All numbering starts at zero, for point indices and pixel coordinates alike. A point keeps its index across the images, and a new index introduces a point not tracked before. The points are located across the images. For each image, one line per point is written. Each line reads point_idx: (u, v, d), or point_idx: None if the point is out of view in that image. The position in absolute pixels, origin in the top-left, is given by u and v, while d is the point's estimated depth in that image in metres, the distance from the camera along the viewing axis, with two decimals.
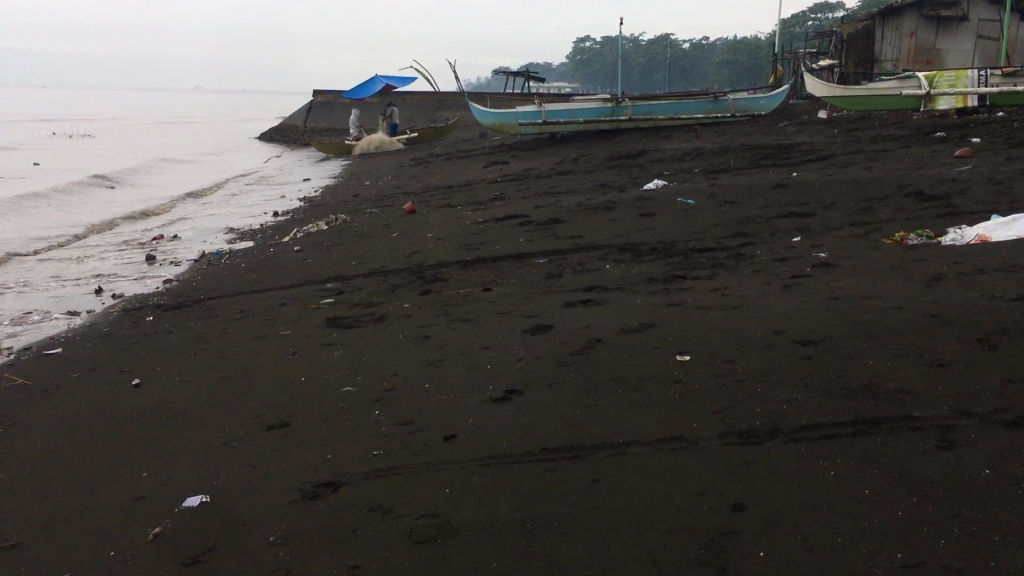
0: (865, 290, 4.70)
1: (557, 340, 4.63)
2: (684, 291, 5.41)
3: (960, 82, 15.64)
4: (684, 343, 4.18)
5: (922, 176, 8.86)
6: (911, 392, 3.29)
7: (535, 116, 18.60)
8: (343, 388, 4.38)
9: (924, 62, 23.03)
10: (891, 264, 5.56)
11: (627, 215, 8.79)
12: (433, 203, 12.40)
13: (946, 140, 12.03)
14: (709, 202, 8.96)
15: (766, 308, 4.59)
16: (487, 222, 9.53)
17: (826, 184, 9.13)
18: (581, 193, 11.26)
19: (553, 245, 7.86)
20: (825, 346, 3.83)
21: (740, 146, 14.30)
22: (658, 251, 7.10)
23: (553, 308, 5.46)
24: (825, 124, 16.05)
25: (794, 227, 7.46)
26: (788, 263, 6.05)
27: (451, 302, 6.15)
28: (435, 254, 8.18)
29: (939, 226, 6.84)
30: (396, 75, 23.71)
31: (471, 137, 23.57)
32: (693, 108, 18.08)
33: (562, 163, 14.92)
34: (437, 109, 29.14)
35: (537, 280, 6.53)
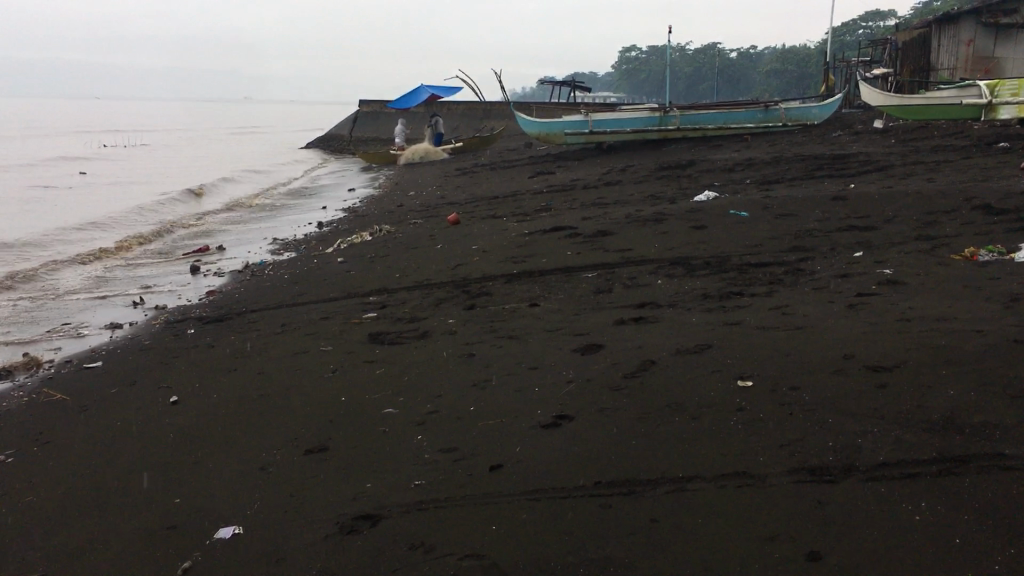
0: (938, 312, 4.41)
1: (609, 361, 4.41)
2: (742, 310, 5.15)
3: (1022, 90, 14.89)
4: (745, 366, 3.94)
5: (989, 188, 8.48)
6: (1000, 425, 3.01)
7: (581, 126, 18.32)
8: (384, 411, 4.21)
9: (983, 70, 22.35)
10: (964, 282, 5.24)
11: (678, 228, 8.53)
12: (478, 214, 12.23)
13: (1011, 150, 11.58)
14: (763, 214, 8.67)
15: (832, 330, 4.32)
16: (534, 234, 9.34)
17: (886, 196, 8.79)
18: (629, 204, 11.02)
19: (602, 258, 7.64)
20: (900, 373, 3.56)
21: (792, 157, 13.95)
22: (712, 266, 6.84)
23: (604, 326, 5.24)
24: (880, 134, 15.62)
25: (854, 241, 7.15)
26: (850, 279, 5.76)
27: (497, 318, 5.96)
28: (480, 267, 8.00)
29: (1011, 241, 6.49)
30: (442, 85, 23.66)
31: (517, 147, 23.41)
32: (743, 117, 17.73)
33: (610, 173, 14.69)
34: (483, 119, 29.06)
35: (586, 296, 6.31)
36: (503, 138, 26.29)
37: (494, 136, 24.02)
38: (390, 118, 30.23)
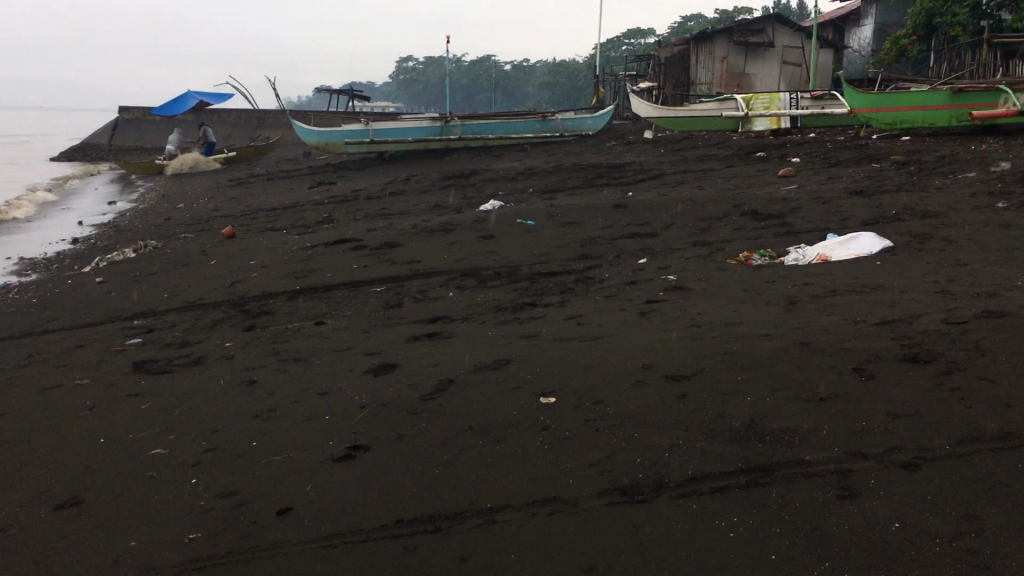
0: (726, 318, 4.48)
1: (404, 382, 4.16)
2: (537, 321, 5.05)
3: (774, 104, 16.13)
4: (545, 383, 3.81)
5: (754, 195, 8.96)
6: (798, 430, 3.02)
7: (362, 136, 17.73)
8: (151, 453, 3.75)
9: (735, 86, 23.95)
10: (743, 286, 5.41)
11: (465, 238, 8.42)
12: (255, 227, 11.60)
13: (768, 160, 12.40)
14: (549, 223, 8.72)
15: (628, 340, 4.29)
16: (316, 247, 8.92)
17: (663, 203, 9.09)
18: (415, 214, 10.81)
19: (390, 271, 7.37)
20: (699, 382, 3.54)
21: (572, 166, 14.27)
22: (503, 277, 6.75)
23: (396, 344, 4.97)
24: (650, 144, 16.34)
25: (637, 248, 7.30)
26: (638, 287, 5.82)
27: (280, 339, 5.56)
28: (259, 283, 7.51)
29: (779, 244, 6.83)
30: (212, 92, 22.49)
31: (294, 157, 22.63)
32: (522, 127, 18.03)
33: (393, 183, 14.43)
34: (257, 128, 27.94)
35: (375, 312, 6.02)
36: (280, 148, 25.37)
37: (270, 145, 23.11)
38: (156, 126, 28.42)
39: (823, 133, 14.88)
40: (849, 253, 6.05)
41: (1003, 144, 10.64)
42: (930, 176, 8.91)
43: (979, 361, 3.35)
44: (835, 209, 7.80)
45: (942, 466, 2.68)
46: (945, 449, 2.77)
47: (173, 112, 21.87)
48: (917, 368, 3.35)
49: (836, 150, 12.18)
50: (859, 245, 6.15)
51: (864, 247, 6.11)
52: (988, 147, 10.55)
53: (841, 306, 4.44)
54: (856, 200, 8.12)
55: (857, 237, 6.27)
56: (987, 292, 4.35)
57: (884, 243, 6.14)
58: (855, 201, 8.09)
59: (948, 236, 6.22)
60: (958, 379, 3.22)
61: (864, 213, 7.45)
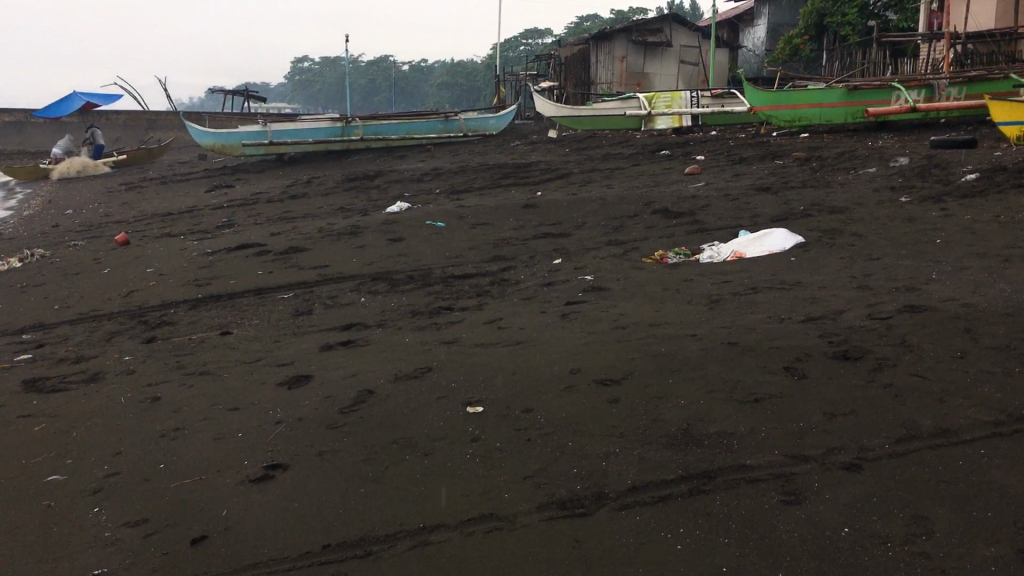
0: (650, 318, 4.42)
1: (320, 394, 3.94)
2: (457, 326, 4.90)
3: (675, 102, 16.33)
4: (471, 390, 3.66)
5: (663, 193, 9.00)
6: (736, 433, 2.96)
7: (260, 137, 17.21)
8: (45, 480, 3.44)
9: (635, 84, 24.12)
10: (662, 285, 5.38)
11: (374, 241, 8.19)
12: (150, 233, 11.08)
13: (673, 158, 12.52)
14: (460, 224, 8.57)
15: (553, 343, 4.17)
16: (217, 253, 8.54)
17: (573, 202, 9.05)
18: (319, 217, 10.50)
19: (297, 277, 7.10)
20: (630, 385, 3.45)
21: (478, 166, 14.14)
22: (417, 280, 6.56)
23: (309, 353, 4.74)
24: (555, 143, 16.35)
25: (551, 248, 7.22)
26: (556, 288, 5.73)
27: (182, 351, 5.25)
28: (157, 292, 7.12)
29: (692, 242, 6.84)
30: (99, 93, 21.51)
31: (188, 159, 21.85)
32: (425, 128, 17.80)
33: (294, 186, 14.03)
34: (147, 130, 26.91)
35: (284, 320, 5.76)
36: (172, 151, 24.47)
37: (161, 148, 22.25)
38: (38, 128, 27.06)
39: (723, 131, 15.14)
40: (763, 250, 6.10)
41: (895, 141, 11.01)
42: (831, 173, 9.13)
43: (906, 357, 3.36)
44: (744, 206, 7.90)
45: (884, 466, 2.65)
46: (884, 448, 2.75)
47: (58, 113, 20.84)
48: (846, 367, 3.34)
49: (738, 148, 12.39)
50: (771, 241, 6.21)
51: (777, 243, 6.17)
52: (882, 143, 10.90)
53: (763, 304, 4.44)
54: (763, 197, 8.23)
55: (770, 233, 6.33)
56: (904, 288, 4.41)
57: (796, 239, 6.22)
58: (762, 198, 8.20)
59: (856, 232, 6.34)
60: (888, 376, 3.22)
61: (772, 210, 7.56)
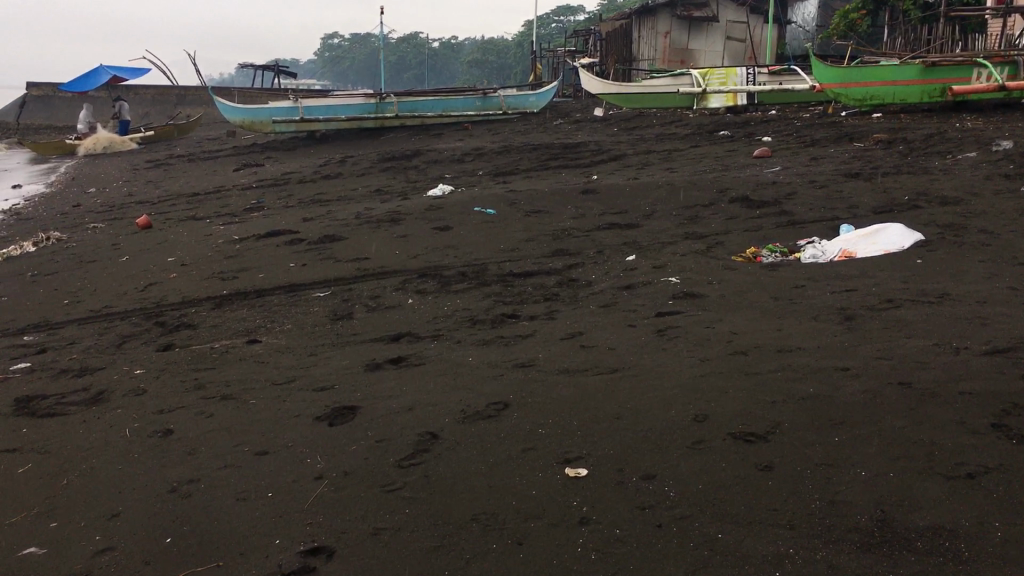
0: (776, 340, 3.57)
1: (370, 436, 3.14)
2: (529, 343, 4.08)
3: (729, 79, 15.42)
4: (567, 442, 2.84)
5: (738, 178, 8.12)
6: (958, 529, 2.11)
7: (291, 113, 16.45)
8: (20, 552, 2.67)
9: (679, 62, 23.08)
10: (769, 291, 4.53)
11: (418, 229, 7.38)
12: (173, 215, 10.35)
13: (736, 138, 11.60)
14: (512, 211, 7.74)
15: (659, 373, 3.33)
16: (244, 241, 7.77)
17: (637, 187, 8.19)
18: (356, 200, 9.71)
19: (333, 272, 6.30)
20: (781, 441, 2.62)
21: (523, 145, 13.28)
22: (470, 278, 5.74)
23: (353, 373, 3.95)
24: (601, 122, 15.44)
25: (620, 241, 6.37)
26: (638, 292, 4.89)
27: (202, 364, 4.46)
28: (177, 287, 6.35)
29: (784, 237, 5.97)
30: (127, 66, 20.86)
31: (217, 136, 21.14)
32: (462, 105, 16.93)
33: (327, 165, 13.25)
34: (176, 105, 26.25)
35: (321, 326, 4.97)
36: (200, 127, 23.78)
37: (189, 124, 21.54)
38: (66, 102, 26.48)
39: (784, 110, 14.19)
40: (877, 248, 5.24)
41: (985, 122, 10.05)
42: (925, 158, 8.22)
43: None
44: (836, 195, 7.01)
45: None
46: None
47: (83, 88, 20.21)
48: None
49: (806, 129, 11.45)
50: (886, 239, 5.33)
51: (894, 241, 5.30)
52: (971, 125, 9.95)
53: (915, 323, 3.58)
54: (855, 184, 7.34)
55: (885, 229, 5.45)
56: None
57: (916, 237, 5.34)
58: (853, 185, 7.32)
59: (984, 228, 5.45)
60: None
61: (870, 199, 6.68)
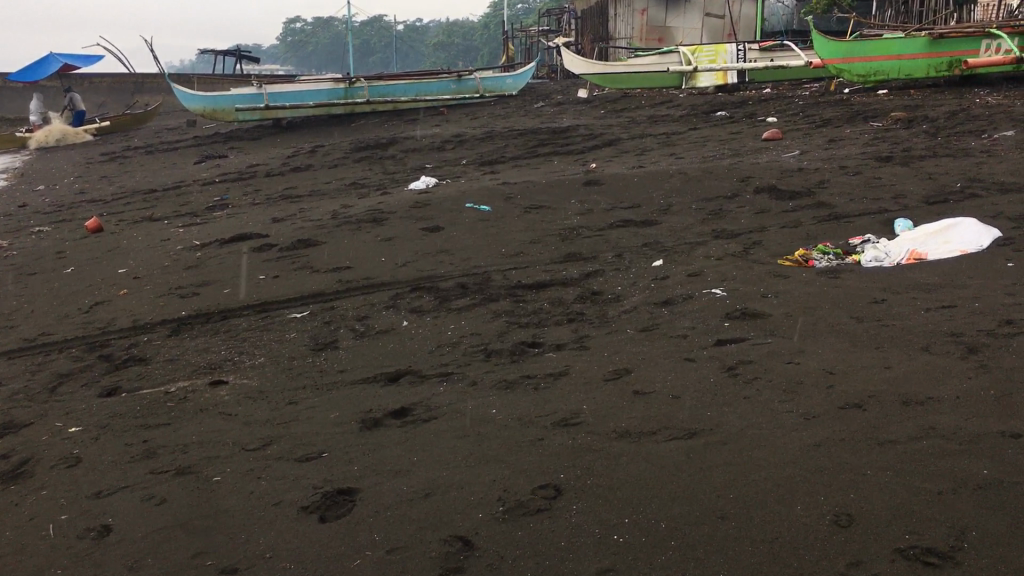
0: (894, 386, 2.77)
1: (378, 542, 2.31)
2: (565, 388, 3.27)
3: (720, 56, 14.66)
4: (661, 561, 2.03)
5: (755, 164, 7.35)
6: None
7: (255, 101, 15.38)
8: None
9: (657, 40, 21.81)
10: (846, 308, 3.75)
11: (404, 230, 6.55)
12: (128, 216, 9.41)
13: (736, 119, 10.85)
14: (509, 207, 6.92)
15: (753, 437, 2.54)
16: (205, 247, 6.88)
17: (644, 176, 7.41)
18: (330, 196, 8.84)
19: (310, 285, 5.45)
20: (980, 567, 1.83)
21: (505, 131, 12.45)
22: (472, 292, 4.93)
23: (346, 434, 3.12)
24: (584, 104, 14.63)
25: (639, 243, 5.58)
26: (682, 310, 4.10)
27: (154, 419, 3.60)
28: (127, 308, 5.46)
29: (830, 235, 5.21)
30: (80, 54, 19.73)
31: (177, 126, 20.04)
32: (435, 89, 16.05)
33: (296, 156, 12.35)
34: (134, 94, 25.02)
35: (299, 362, 4.13)
36: (160, 117, 22.66)
37: (148, 113, 20.47)
38: (18, 94, 25.28)
39: (779, 88, 13.47)
40: (951, 249, 4.48)
41: (1007, 97, 9.36)
42: (958, 138, 7.51)
43: None
44: (873, 181, 6.26)
45: None
46: None
47: (33, 77, 19.01)
48: None
49: (811, 107, 10.73)
50: (960, 237, 4.57)
51: (970, 240, 4.54)
52: (993, 100, 9.23)
53: None
54: (891, 168, 6.59)
55: (956, 224, 4.68)
56: None
57: (994, 234, 4.59)
58: (890, 169, 6.58)
59: None
60: None
61: (917, 187, 5.95)
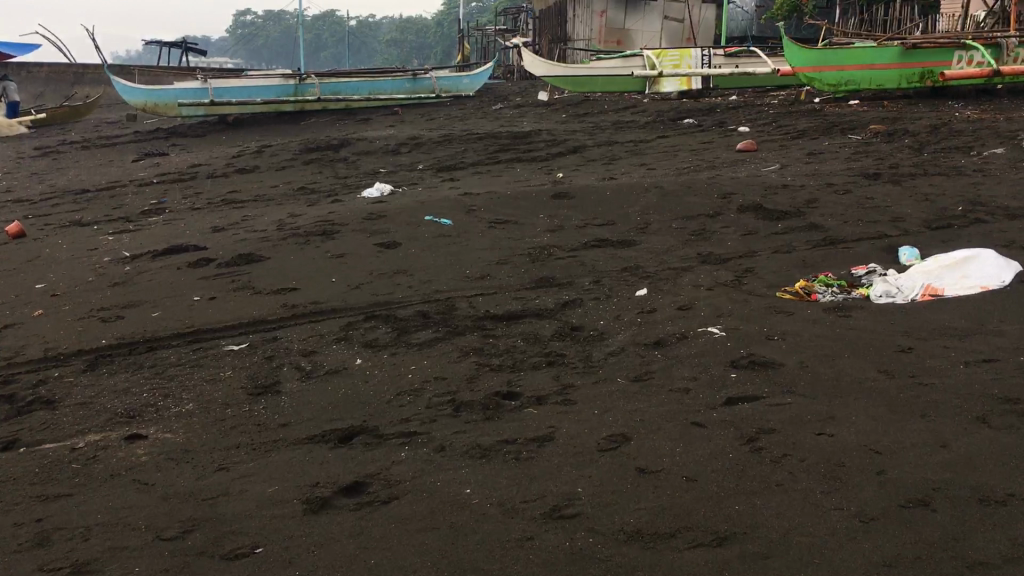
0: (963, 475, 2.27)
1: None
2: (553, 460, 2.72)
3: (683, 61, 14.22)
4: None
5: (735, 178, 6.90)
6: None
7: (200, 95, 14.64)
8: None
9: (615, 42, 21.13)
10: (871, 359, 3.26)
11: (357, 245, 5.95)
12: (55, 219, 8.63)
13: (705, 128, 10.43)
14: (472, 221, 6.36)
15: (802, 551, 2.02)
16: (135, 260, 6.20)
17: (615, 189, 6.91)
18: (277, 202, 8.20)
19: (251, 309, 4.83)
20: None
21: (464, 133, 11.89)
22: (434, 324, 4.36)
23: (287, 521, 2.54)
24: (545, 108, 14.13)
25: (618, 267, 5.06)
26: (679, 354, 3.58)
27: (53, 486, 2.98)
28: (39, 334, 4.78)
29: (829, 262, 4.73)
30: (15, 42, 18.70)
31: (118, 120, 19.07)
32: (390, 87, 15.41)
33: (243, 156, 11.66)
34: (75, 85, 23.93)
35: (234, 409, 3.52)
36: (100, 110, 21.64)
37: (88, 106, 19.51)
38: None
39: (745, 96, 13.10)
40: (970, 285, 4.03)
41: (985, 112, 9.05)
42: (945, 155, 7.14)
43: None
44: (866, 201, 5.83)
45: None
46: None
47: None
48: None
49: (783, 116, 10.35)
50: (978, 271, 4.12)
51: (988, 274, 4.09)
52: (972, 115, 8.93)
53: None
54: (882, 187, 6.18)
55: (973, 255, 4.24)
56: None
57: (1014, 267, 4.14)
58: (881, 188, 6.16)
59: None
60: None
61: (914, 209, 5.53)
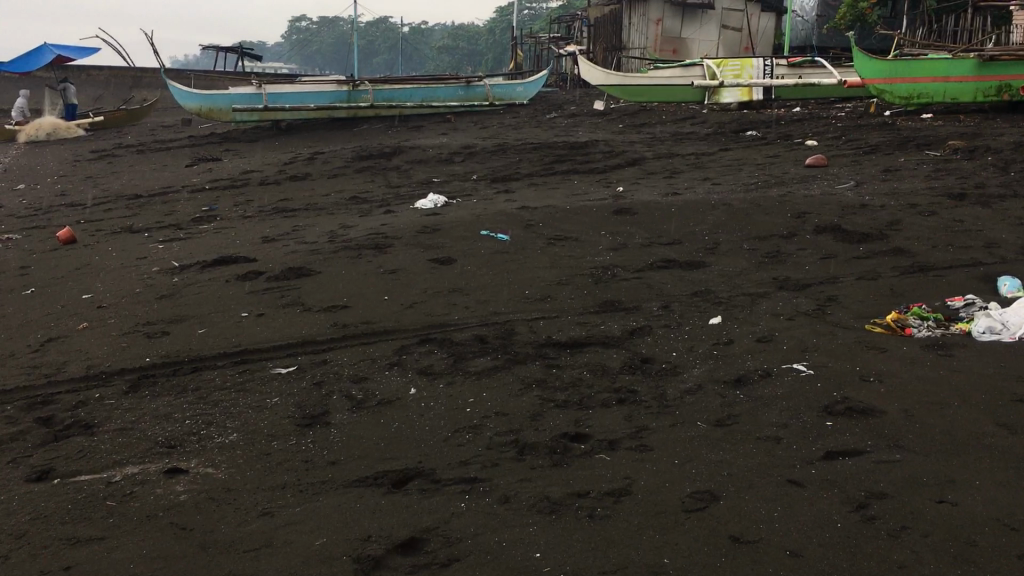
0: None
1: None
2: (632, 520, 2.43)
3: (745, 71, 13.78)
4: None
5: (807, 196, 6.53)
6: None
7: (254, 100, 14.56)
8: None
9: (671, 51, 20.81)
10: (986, 411, 2.92)
11: (411, 260, 5.70)
12: (106, 225, 8.54)
13: (770, 141, 10.05)
14: (530, 237, 6.09)
15: None
16: (184, 271, 6.03)
17: (680, 205, 6.59)
18: (328, 212, 8.00)
19: (300, 329, 4.60)
20: None
21: (519, 143, 11.63)
22: (493, 350, 4.09)
23: None
24: (601, 117, 13.82)
25: (688, 292, 4.74)
26: (763, 395, 3.26)
27: (87, 526, 2.76)
28: (83, 349, 4.60)
29: (921, 292, 4.37)
30: (75, 45, 18.88)
31: (172, 124, 19.14)
32: (444, 95, 15.15)
33: (295, 162, 11.54)
34: (132, 89, 24.14)
35: (279, 443, 3.27)
36: (155, 113, 21.78)
37: (144, 109, 19.62)
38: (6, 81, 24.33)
39: (809, 108, 12.67)
40: None
41: None
42: None
43: None
44: (954, 224, 5.45)
45: None
46: None
47: (24, 67, 18.14)
48: None
49: (851, 130, 9.93)
50: None
51: None
52: None
53: None
54: (969, 209, 5.79)
55: None
56: None
57: None
58: (968, 210, 5.76)
59: None
60: None
61: (1008, 234, 5.13)
